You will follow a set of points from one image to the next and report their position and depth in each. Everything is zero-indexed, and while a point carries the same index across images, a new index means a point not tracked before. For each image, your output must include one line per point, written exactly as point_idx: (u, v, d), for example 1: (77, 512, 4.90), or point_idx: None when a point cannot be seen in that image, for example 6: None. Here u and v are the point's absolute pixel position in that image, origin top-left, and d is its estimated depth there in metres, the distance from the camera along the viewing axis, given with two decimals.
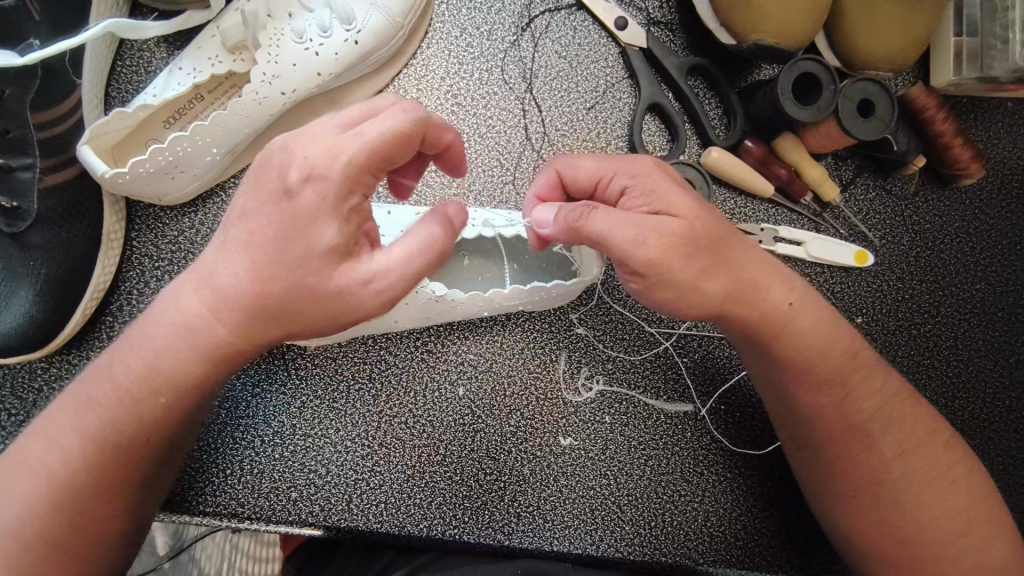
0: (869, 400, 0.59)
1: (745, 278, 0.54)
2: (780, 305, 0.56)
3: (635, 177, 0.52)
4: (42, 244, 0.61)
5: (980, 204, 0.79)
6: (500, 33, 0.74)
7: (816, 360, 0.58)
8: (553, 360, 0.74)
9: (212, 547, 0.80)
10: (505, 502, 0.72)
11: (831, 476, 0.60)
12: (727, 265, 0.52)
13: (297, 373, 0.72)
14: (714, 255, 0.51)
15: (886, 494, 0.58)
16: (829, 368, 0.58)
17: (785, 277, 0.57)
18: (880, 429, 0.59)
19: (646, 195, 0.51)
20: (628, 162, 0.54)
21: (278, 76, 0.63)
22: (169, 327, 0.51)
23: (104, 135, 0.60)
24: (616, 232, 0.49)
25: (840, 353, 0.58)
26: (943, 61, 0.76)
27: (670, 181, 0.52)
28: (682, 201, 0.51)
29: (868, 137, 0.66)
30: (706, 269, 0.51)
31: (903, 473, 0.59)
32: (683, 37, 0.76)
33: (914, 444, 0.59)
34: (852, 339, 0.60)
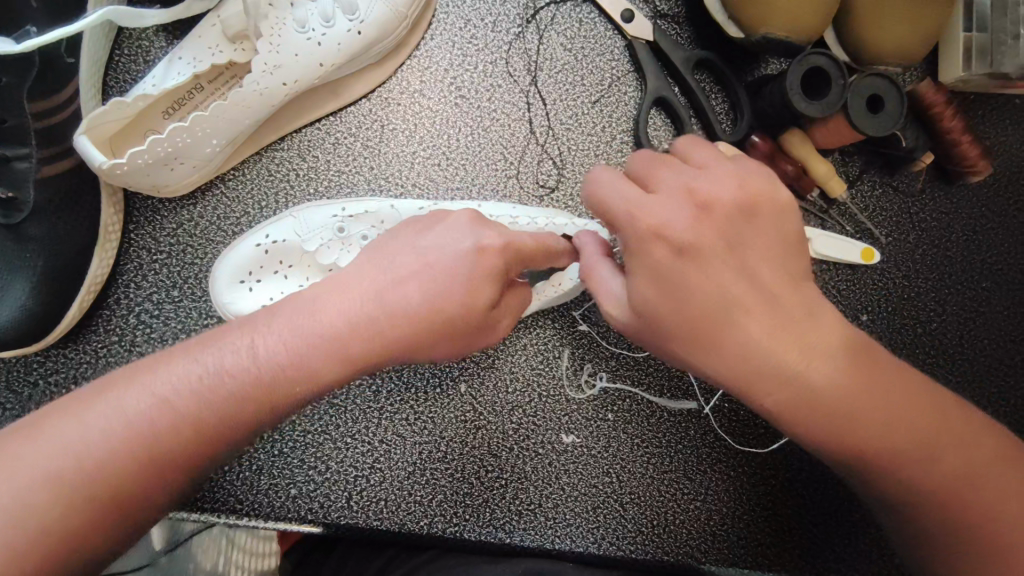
0: (895, 430, 0.49)
1: (723, 327, 0.48)
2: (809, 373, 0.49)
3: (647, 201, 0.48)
4: (39, 237, 0.60)
5: (987, 202, 0.78)
6: (505, 25, 0.73)
7: (844, 421, 0.49)
8: (557, 356, 0.73)
9: (209, 541, 0.78)
10: (507, 499, 0.72)
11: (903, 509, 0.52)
12: (728, 315, 0.48)
13: (279, 431, 0.70)
14: (717, 305, 0.48)
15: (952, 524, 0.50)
16: (861, 435, 0.49)
17: (788, 325, 0.48)
18: (919, 447, 0.49)
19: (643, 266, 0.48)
20: (702, 185, 0.48)
21: (280, 66, 0.62)
22: (291, 326, 0.51)
23: (102, 125, 0.59)
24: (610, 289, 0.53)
25: (862, 410, 0.49)
26: (952, 57, 0.75)
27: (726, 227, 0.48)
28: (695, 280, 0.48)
29: (878, 133, 0.65)
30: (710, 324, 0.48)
31: (960, 492, 0.49)
32: (689, 30, 0.75)
33: (961, 461, 0.50)
34: (878, 372, 0.50)
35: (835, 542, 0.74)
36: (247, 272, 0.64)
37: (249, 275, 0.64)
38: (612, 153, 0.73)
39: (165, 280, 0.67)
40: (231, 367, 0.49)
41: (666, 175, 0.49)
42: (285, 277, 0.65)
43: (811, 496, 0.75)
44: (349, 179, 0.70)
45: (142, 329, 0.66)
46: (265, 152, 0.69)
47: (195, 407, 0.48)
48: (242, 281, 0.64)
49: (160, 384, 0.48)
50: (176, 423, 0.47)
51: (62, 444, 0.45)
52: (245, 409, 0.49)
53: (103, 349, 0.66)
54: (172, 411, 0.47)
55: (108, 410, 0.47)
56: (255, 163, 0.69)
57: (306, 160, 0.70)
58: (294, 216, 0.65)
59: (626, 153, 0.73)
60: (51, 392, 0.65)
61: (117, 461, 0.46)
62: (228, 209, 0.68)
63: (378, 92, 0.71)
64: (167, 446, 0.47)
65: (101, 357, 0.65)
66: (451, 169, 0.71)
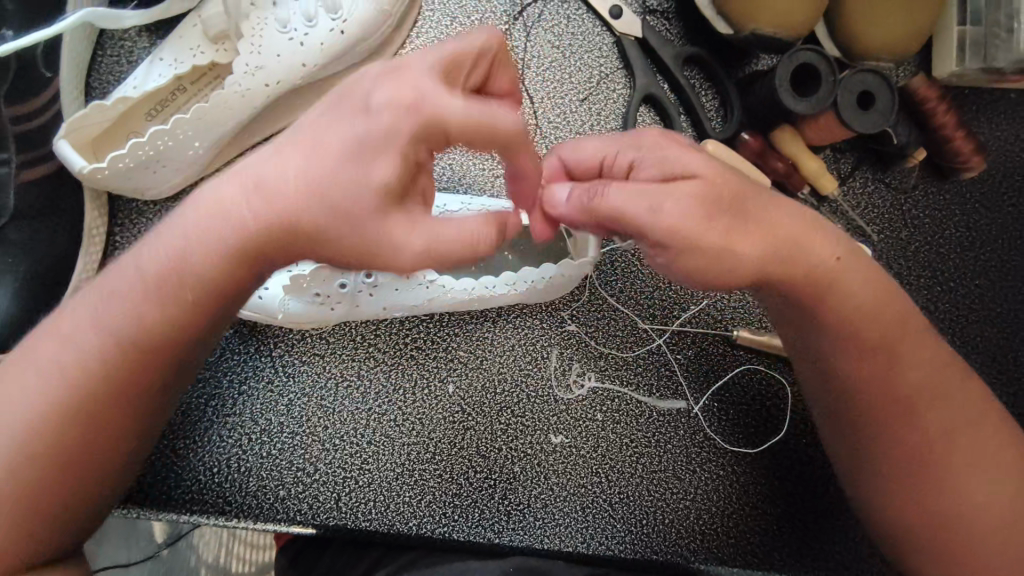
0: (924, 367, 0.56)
1: (712, 246, 0.49)
2: (825, 260, 0.53)
3: (642, 148, 0.53)
4: (20, 241, 0.60)
5: (980, 199, 0.77)
6: (492, 22, 0.72)
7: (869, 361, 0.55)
8: (545, 357, 0.73)
9: (209, 534, 0.79)
10: (496, 499, 0.72)
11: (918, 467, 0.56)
12: (739, 230, 0.50)
13: (273, 422, 0.71)
14: (730, 217, 0.50)
15: (894, 422, 0.56)
16: (789, 278, 0.52)
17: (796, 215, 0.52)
18: (863, 329, 0.55)
19: (645, 196, 0.49)
20: (636, 139, 0.55)
21: (261, 67, 0.62)
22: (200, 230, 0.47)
23: (82, 128, 0.58)
24: (631, 206, 0.49)
25: (863, 297, 0.54)
26: (945, 53, 0.74)
27: (674, 146, 0.53)
28: (699, 163, 0.51)
29: (867, 130, 0.65)
30: (732, 228, 0.50)
31: (886, 382, 0.55)
32: (679, 26, 0.74)
33: (892, 325, 0.55)
34: (887, 295, 0.56)
35: (824, 541, 0.74)
36: None
37: None
38: None
39: None
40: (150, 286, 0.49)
41: (591, 148, 0.55)
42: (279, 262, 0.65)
43: (801, 493, 0.75)
44: None
45: None
46: (250, 152, 0.68)
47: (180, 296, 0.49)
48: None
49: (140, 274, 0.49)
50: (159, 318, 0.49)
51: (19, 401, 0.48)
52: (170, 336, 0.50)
53: None
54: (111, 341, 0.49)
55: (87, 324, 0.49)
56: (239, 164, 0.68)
57: None
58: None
59: None
60: None
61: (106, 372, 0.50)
62: None
63: None
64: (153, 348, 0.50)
65: None
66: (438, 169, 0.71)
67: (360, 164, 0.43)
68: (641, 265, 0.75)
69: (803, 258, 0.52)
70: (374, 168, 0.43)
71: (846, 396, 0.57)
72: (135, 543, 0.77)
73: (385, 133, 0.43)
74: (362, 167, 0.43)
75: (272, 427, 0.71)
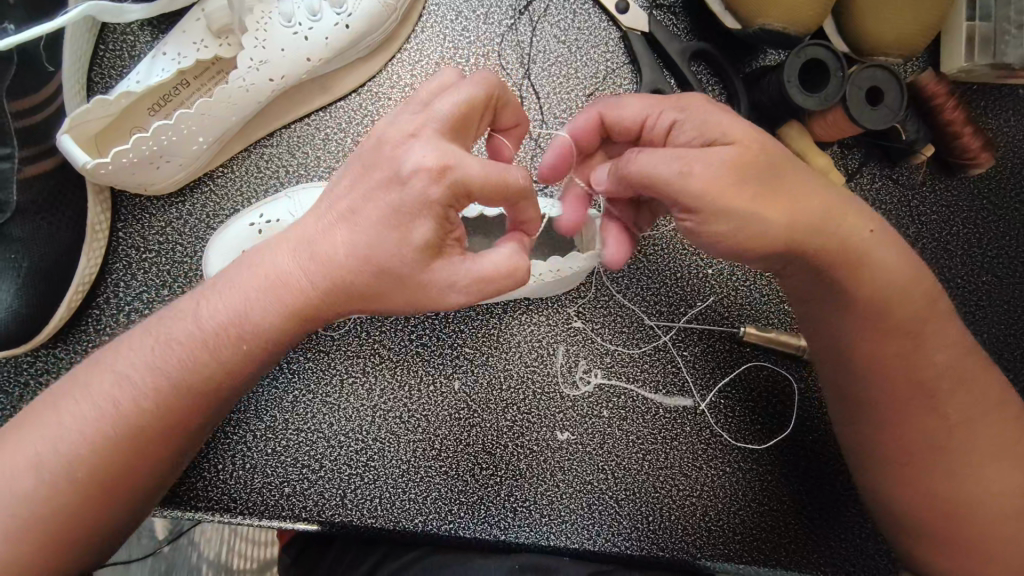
0: (948, 352, 0.55)
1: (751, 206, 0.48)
2: (855, 233, 0.52)
3: (687, 110, 0.51)
4: (23, 237, 0.59)
5: (988, 195, 0.77)
6: (497, 17, 0.71)
7: (903, 336, 0.54)
8: (551, 353, 0.73)
9: (211, 531, 0.79)
10: (502, 497, 0.71)
11: (931, 455, 0.55)
12: (772, 194, 0.48)
13: (279, 418, 0.70)
14: (764, 182, 0.48)
15: (913, 401, 0.55)
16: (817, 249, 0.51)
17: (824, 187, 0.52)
18: (890, 306, 0.54)
19: (678, 157, 0.48)
20: (687, 100, 0.52)
21: (266, 62, 0.61)
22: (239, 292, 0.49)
23: (86, 123, 0.58)
24: (658, 167, 0.48)
25: (891, 271, 0.53)
26: (954, 48, 0.73)
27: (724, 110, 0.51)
28: (737, 128, 0.49)
29: (877, 126, 0.64)
30: (759, 195, 0.48)
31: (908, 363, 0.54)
32: (686, 21, 0.74)
33: (918, 306, 0.54)
34: (920, 279, 0.55)
35: (831, 538, 0.74)
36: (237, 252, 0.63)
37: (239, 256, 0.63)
38: None
39: (154, 278, 0.66)
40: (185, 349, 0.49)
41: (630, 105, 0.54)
42: None
43: (807, 490, 0.74)
44: None
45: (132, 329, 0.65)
46: (255, 148, 0.68)
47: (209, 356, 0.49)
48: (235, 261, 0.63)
49: (168, 330, 0.50)
50: (185, 378, 0.49)
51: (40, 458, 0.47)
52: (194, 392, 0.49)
53: (92, 349, 0.65)
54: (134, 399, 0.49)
55: (117, 373, 0.49)
56: (244, 159, 0.68)
57: (295, 156, 0.69)
58: (290, 196, 0.65)
59: None
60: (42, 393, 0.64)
61: (125, 423, 0.48)
62: (217, 206, 0.67)
63: (368, 86, 0.70)
64: (173, 403, 0.49)
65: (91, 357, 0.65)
66: None
67: (400, 157, 0.45)
68: (648, 261, 0.75)
69: (835, 226, 0.51)
70: (418, 161, 0.45)
71: (865, 383, 0.56)
72: (136, 542, 0.77)
73: (426, 136, 0.45)
74: (399, 159, 0.45)
75: (278, 423, 0.70)
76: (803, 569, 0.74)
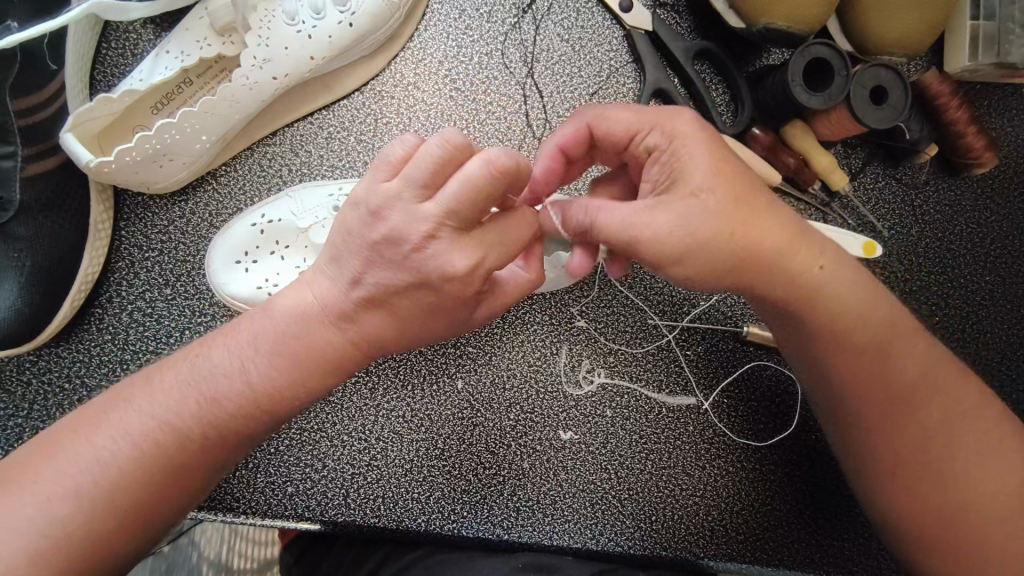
0: (918, 374, 0.54)
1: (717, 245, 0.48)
2: (811, 264, 0.53)
3: (671, 139, 0.49)
4: (27, 236, 0.59)
5: (991, 195, 0.77)
6: (501, 15, 0.71)
7: (868, 363, 0.54)
8: (554, 353, 0.73)
9: (211, 531, 0.78)
10: (505, 496, 0.71)
11: (910, 473, 0.54)
12: (725, 227, 0.48)
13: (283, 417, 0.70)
14: (732, 211, 0.48)
15: (886, 424, 0.54)
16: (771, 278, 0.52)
17: (781, 217, 0.51)
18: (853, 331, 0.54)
19: (630, 212, 0.47)
20: (667, 121, 0.50)
21: (270, 60, 0.61)
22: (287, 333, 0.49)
23: (89, 121, 0.58)
24: (610, 216, 0.48)
25: (849, 296, 0.54)
26: (957, 47, 0.73)
27: (702, 142, 0.49)
28: (699, 165, 0.48)
29: (880, 125, 0.64)
30: (715, 230, 0.48)
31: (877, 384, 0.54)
32: (689, 20, 0.74)
33: (880, 331, 0.54)
34: (879, 300, 0.55)
35: (835, 538, 0.74)
36: (243, 252, 0.64)
37: (245, 255, 0.64)
38: None
39: (158, 277, 0.66)
40: (230, 385, 0.49)
41: (623, 119, 0.51)
42: (281, 257, 0.64)
43: (811, 490, 0.74)
44: (343, 174, 0.69)
45: (135, 328, 0.65)
46: (257, 146, 0.68)
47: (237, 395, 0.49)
48: (239, 262, 0.63)
49: (210, 370, 0.49)
50: (219, 415, 0.49)
51: (63, 489, 0.45)
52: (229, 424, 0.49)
53: (96, 348, 0.65)
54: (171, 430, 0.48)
55: (140, 410, 0.48)
56: (247, 158, 0.68)
57: (298, 155, 0.68)
58: (292, 196, 0.65)
59: None
60: (44, 392, 0.64)
61: (149, 457, 0.47)
62: (220, 205, 0.67)
63: (372, 84, 0.70)
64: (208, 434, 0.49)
65: (94, 356, 0.65)
66: None
67: (403, 228, 0.44)
68: None
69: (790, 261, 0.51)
70: (449, 262, 0.44)
71: (834, 406, 0.58)
72: None
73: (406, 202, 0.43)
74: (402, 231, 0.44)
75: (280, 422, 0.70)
76: (808, 569, 0.73)
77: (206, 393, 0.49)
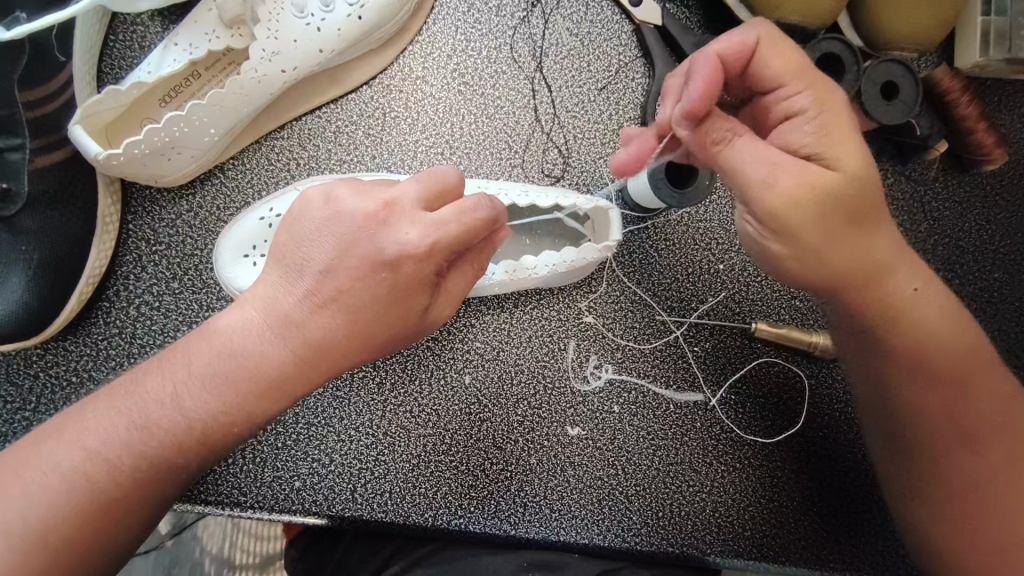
0: (989, 409, 0.55)
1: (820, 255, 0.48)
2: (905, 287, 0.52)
3: (824, 105, 0.47)
4: (34, 229, 0.59)
5: (1001, 192, 0.76)
6: (510, 9, 0.71)
7: (945, 382, 0.54)
8: (562, 349, 0.72)
9: (214, 525, 0.78)
10: (512, 492, 0.71)
11: (956, 495, 0.55)
12: (839, 237, 0.47)
13: (291, 411, 0.70)
14: (840, 220, 0.46)
15: (947, 442, 0.55)
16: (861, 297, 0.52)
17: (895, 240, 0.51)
18: (943, 354, 0.54)
19: (767, 163, 0.45)
20: (821, 88, 0.47)
21: (278, 53, 0.60)
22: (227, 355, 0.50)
23: (97, 114, 0.57)
24: (749, 166, 0.46)
25: (936, 323, 0.53)
26: (968, 42, 0.73)
27: (849, 130, 0.47)
28: (852, 157, 0.46)
29: (891, 122, 0.64)
30: (829, 231, 0.47)
31: (959, 406, 0.54)
32: (699, 14, 0.73)
33: (962, 357, 0.54)
34: (962, 333, 0.54)
35: (842, 535, 0.74)
36: (250, 246, 0.63)
37: (252, 249, 0.63)
38: (618, 141, 0.71)
39: (165, 271, 0.66)
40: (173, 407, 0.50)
41: (777, 64, 0.47)
42: None
43: (818, 487, 0.74)
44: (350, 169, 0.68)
45: (142, 322, 0.65)
46: (265, 140, 0.68)
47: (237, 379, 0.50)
48: (246, 255, 0.63)
49: (155, 393, 0.50)
50: (170, 436, 0.49)
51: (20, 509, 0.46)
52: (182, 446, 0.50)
53: (103, 342, 0.65)
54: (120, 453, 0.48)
55: (89, 432, 0.49)
56: (254, 152, 0.67)
57: (306, 149, 0.68)
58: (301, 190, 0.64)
59: None
60: (51, 386, 0.64)
61: (101, 480, 0.48)
62: (228, 199, 0.67)
63: (379, 79, 0.69)
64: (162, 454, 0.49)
65: (101, 350, 0.65)
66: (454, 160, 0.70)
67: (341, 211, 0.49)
68: (659, 256, 0.74)
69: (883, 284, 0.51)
70: (384, 244, 0.48)
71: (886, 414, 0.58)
72: None
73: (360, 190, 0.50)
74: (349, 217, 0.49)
75: (287, 416, 0.70)
76: (815, 567, 0.73)
77: (164, 407, 0.50)
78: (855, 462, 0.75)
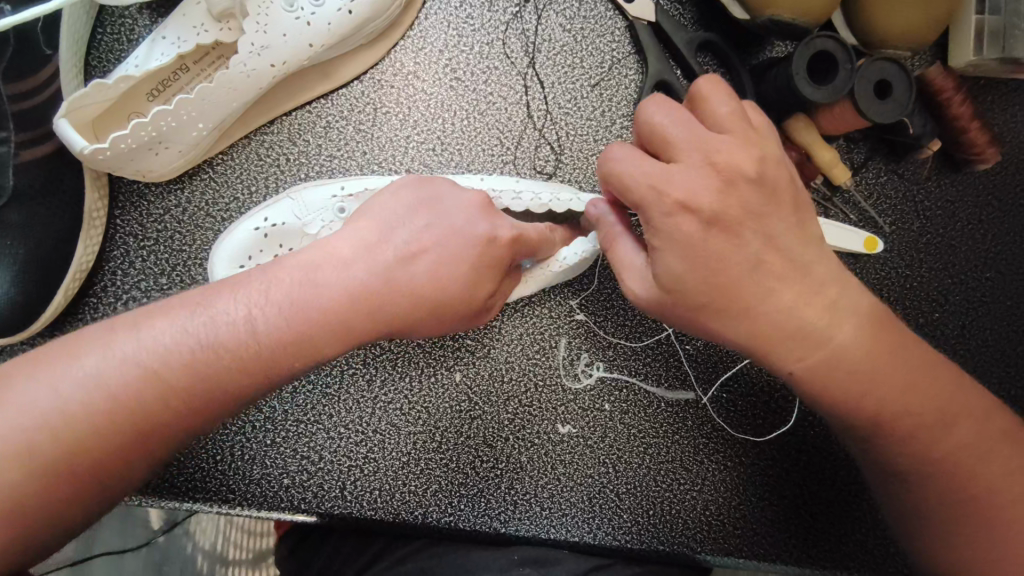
0: (944, 413, 0.53)
1: (739, 302, 0.50)
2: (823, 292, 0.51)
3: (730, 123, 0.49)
4: (20, 223, 0.58)
5: (993, 191, 0.76)
6: (502, 4, 0.70)
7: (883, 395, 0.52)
8: (553, 346, 0.72)
9: (206, 521, 0.78)
10: (502, 489, 0.71)
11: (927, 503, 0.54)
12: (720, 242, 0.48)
13: (281, 407, 0.69)
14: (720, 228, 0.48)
15: (891, 451, 0.54)
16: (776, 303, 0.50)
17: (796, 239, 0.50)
18: (886, 398, 0.52)
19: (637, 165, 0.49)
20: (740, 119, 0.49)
21: (268, 47, 0.60)
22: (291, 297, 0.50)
23: (84, 108, 0.57)
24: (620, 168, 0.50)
25: (875, 352, 0.52)
26: (962, 41, 0.73)
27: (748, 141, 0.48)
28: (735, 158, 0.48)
29: (884, 121, 0.63)
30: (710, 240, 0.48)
31: (928, 436, 0.53)
32: (692, 11, 0.73)
33: (897, 365, 0.52)
34: (890, 336, 0.52)
35: (832, 533, 0.74)
36: (245, 257, 0.63)
37: (248, 259, 0.63)
38: (610, 138, 0.71)
39: (153, 267, 0.65)
40: (226, 335, 0.48)
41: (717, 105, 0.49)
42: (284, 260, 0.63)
43: (810, 487, 0.74)
44: (341, 164, 0.68)
45: None
46: (255, 135, 0.67)
47: (228, 348, 0.48)
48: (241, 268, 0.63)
49: (207, 323, 0.49)
50: (208, 371, 0.48)
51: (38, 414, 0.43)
52: (214, 385, 0.48)
53: None
54: (153, 377, 0.46)
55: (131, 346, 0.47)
56: (244, 147, 0.67)
57: (296, 144, 0.68)
58: (293, 198, 0.63)
59: (626, 138, 0.71)
60: None
61: (128, 402, 0.46)
62: (216, 193, 0.66)
63: (371, 73, 0.69)
64: (196, 389, 0.47)
65: None
66: (445, 155, 0.69)
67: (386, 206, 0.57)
68: None
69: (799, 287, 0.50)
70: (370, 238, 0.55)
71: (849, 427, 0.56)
72: (127, 532, 0.75)
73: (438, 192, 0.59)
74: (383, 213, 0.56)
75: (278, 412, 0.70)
76: (804, 565, 0.73)
77: (218, 332, 0.48)
78: (844, 460, 0.75)
